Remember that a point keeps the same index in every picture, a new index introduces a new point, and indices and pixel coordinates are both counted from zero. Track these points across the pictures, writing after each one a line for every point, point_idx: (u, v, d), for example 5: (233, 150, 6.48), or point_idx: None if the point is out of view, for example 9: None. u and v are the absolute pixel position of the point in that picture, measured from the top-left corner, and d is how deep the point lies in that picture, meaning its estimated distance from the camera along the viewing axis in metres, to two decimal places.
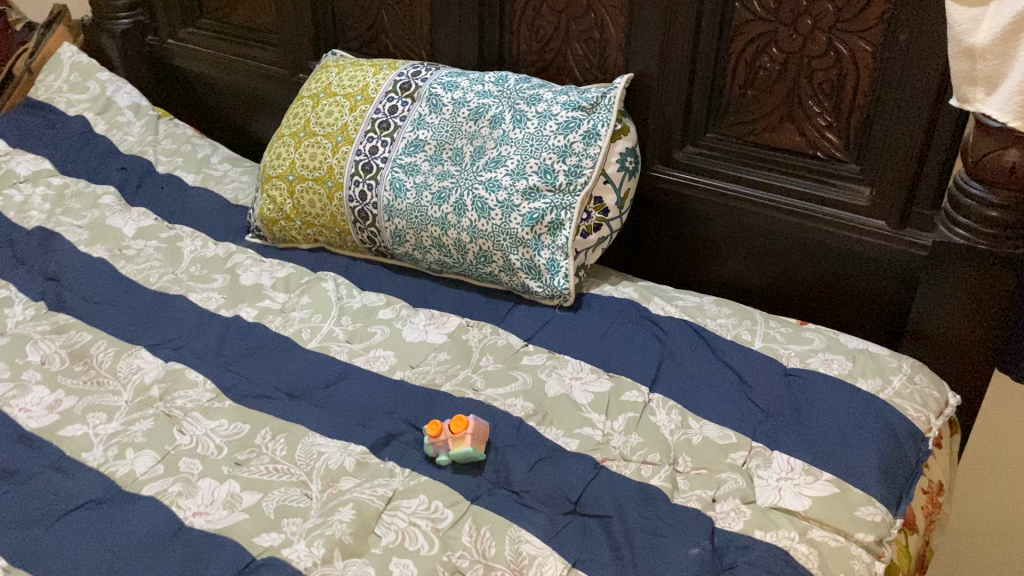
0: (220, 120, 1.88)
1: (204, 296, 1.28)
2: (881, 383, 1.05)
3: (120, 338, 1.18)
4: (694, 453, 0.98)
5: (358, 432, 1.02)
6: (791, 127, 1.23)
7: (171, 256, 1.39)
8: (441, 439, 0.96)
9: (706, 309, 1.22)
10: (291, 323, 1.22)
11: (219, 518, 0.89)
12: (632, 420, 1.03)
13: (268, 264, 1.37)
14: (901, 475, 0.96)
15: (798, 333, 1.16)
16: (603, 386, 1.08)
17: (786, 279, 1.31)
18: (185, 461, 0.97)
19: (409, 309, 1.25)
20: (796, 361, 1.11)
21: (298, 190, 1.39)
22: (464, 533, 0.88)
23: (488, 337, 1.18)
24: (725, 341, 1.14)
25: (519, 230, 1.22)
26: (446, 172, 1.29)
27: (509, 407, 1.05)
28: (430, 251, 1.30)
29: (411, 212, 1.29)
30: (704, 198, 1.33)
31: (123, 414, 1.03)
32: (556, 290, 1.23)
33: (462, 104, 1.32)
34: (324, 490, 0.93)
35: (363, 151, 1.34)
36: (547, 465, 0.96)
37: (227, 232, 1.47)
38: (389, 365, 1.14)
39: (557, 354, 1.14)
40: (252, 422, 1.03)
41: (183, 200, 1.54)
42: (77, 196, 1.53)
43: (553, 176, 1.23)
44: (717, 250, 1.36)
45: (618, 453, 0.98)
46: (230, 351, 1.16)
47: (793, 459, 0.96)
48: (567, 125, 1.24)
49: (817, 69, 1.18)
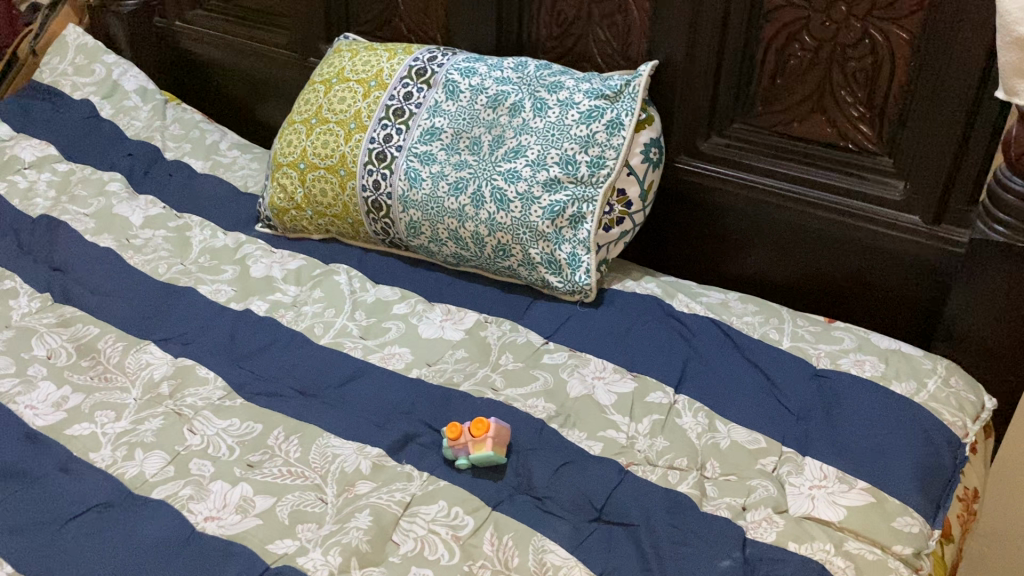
0: (227, 104, 1.84)
1: (214, 289, 1.25)
2: (915, 386, 1.02)
3: (128, 331, 1.14)
4: (722, 458, 0.94)
5: (373, 433, 0.98)
6: (822, 118, 1.19)
7: (179, 247, 1.35)
8: (460, 442, 0.93)
9: (732, 306, 1.18)
10: (304, 317, 1.19)
11: (232, 523, 0.86)
12: (657, 422, 0.99)
13: (279, 255, 1.34)
14: (937, 483, 0.93)
15: (828, 332, 1.13)
16: (626, 387, 1.05)
17: (813, 275, 1.28)
18: (197, 462, 0.93)
19: (424, 304, 1.22)
20: (826, 362, 1.07)
21: (310, 178, 1.35)
22: (485, 541, 0.85)
23: (506, 334, 1.15)
24: (753, 341, 1.11)
25: (540, 223, 1.19)
26: (464, 162, 1.25)
27: (530, 408, 1.01)
28: (446, 243, 1.26)
29: (427, 203, 1.25)
30: (729, 191, 1.29)
31: (132, 412, 1.00)
32: (577, 285, 1.19)
33: (480, 91, 1.27)
34: (340, 494, 0.90)
35: (377, 139, 1.30)
36: (570, 470, 0.92)
37: (237, 221, 1.43)
38: (405, 363, 1.11)
39: (578, 353, 1.11)
40: (265, 422, 1.00)
41: (192, 188, 1.51)
42: (83, 183, 1.49)
43: (574, 167, 1.19)
44: (738, 245, 1.33)
45: (643, 457, 0.95)
46: (240, 347, 1.12)
47: (826, 466, 0.92)
48: (590, 115, 1.20)
49: (850, 58, 1.14)
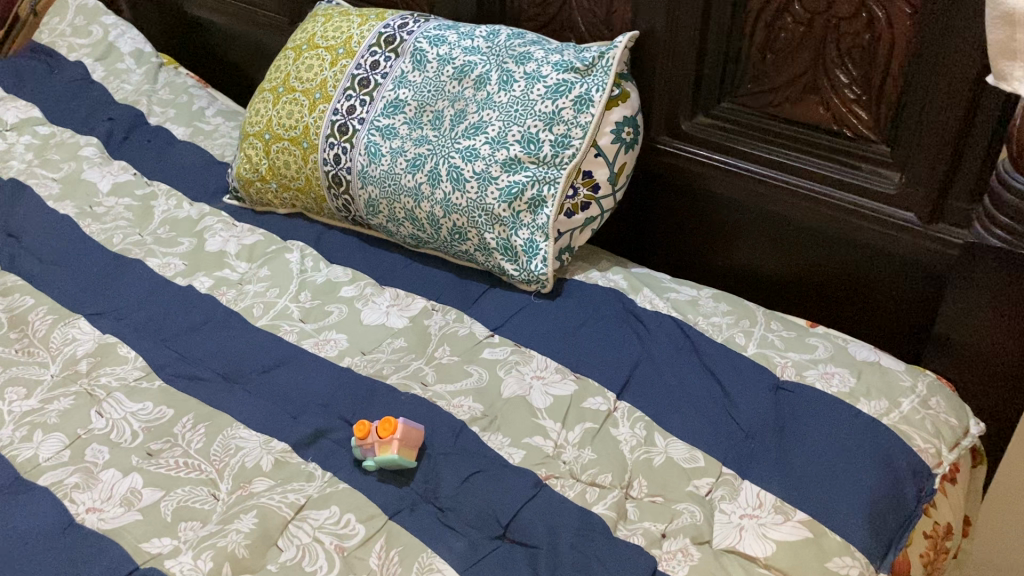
0: (226, 69, 1.80)
1: (163, 262, 1.20)
2: (886, 406, 0.91)
3: (63, 304, 1.11)
4: (652, 476, 0.85)
5: (284, 425, 0.92)
6: (814, 99, 1.06)
7: (140, 216, 1.31)
8: (367, 442, 0.86)
9: (702, 305, 1.07)
10: (245, 296, 1.13)
11: (113, 517, 0.82)
12: (589, 431, 0.90)
13: (239, 229, 1.28)
14: (893, 519, 0.82)
15: (801, 338, 1.01)
16: (566, 389, 0.96)
17: (807, 271, 1.16)
18: (94, 448, 0.89)
19: (374, 288, 1.15)
20: (791, 374, 0.96)
21: (274, 150, 1.29)
22: (372, 554, 0.78)
23: (450, 325, 1.07)
24: (714, 344, 1.00)
25: (496, 206, 1.10)
26: (424, 137, 1.17)
27: (454, 408, 0.94)
28: (403, 223, 1.19)
29: (385, 180, 1.17)
30: (718, 177, 1.18)
31: (43, 390, 0.96)
32: (533, 275, 1.10)
33: (447, 61, 1.18)
34: (233, 491, 0.85)
35: (340, 111, 1.22)
36: (480, 480, 0.85)
37: (205, 191, 1.38)
38: (338, 351, 1.04)
39: (522, 349, 1.02)
40: (177, 407, 0.95)
41: (168, 154, 1.46)
42: (59, 147, 1.47)
43: (537, 146, 1.09)
44: (731, 239, 1.22)
45: (567, 470, 0.87)
46: (172, 326, 1.07)
47: (764, 493, 0.82)
48: (557, 89, 1.09)
49: (845, 33, 1.00)
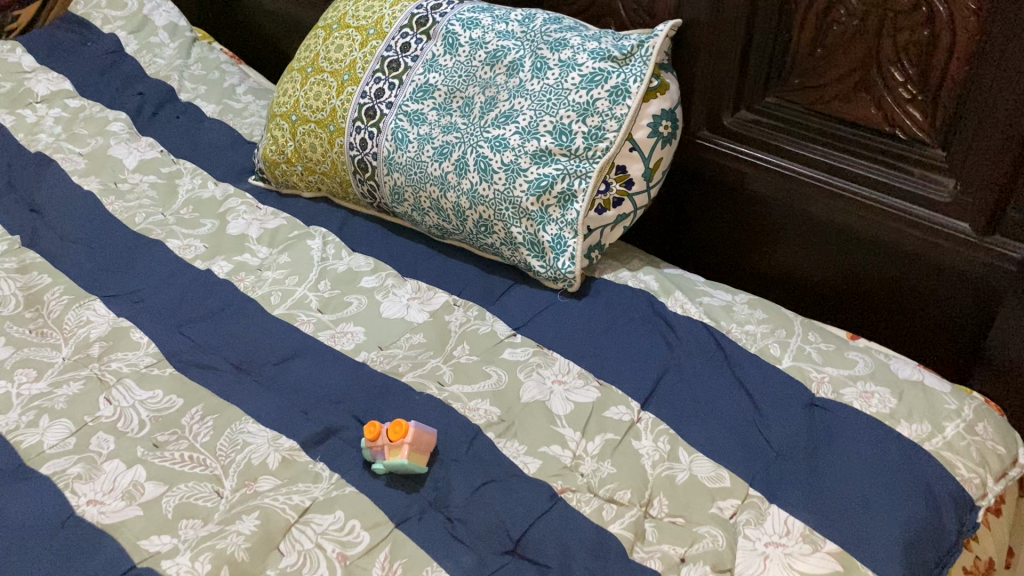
0: (262, 45, 1.77)
1: (184, 243, 1.18)
2: (929, 430, 0.85)
3: (80, 284, 1.09)
4: (674, 495, 0.81)
5: (294, 421, 0.89)
6: (866, 97, 1.00)
7: (164, 195, 1.29)
8: (377, 444, 0.82)
9: (736, 311, 1.02)
10: (263, 283, 1.10)
11: (113, 511, 0.79)
12: (609, 443, 0.86)
13: (262, 212, 1.26)
14: (930, 554, 0.76)
15: (840, 352, 0.96)
16: (588, 396, 0.91)
17: (851, 276, 1.11)
18: (99, 437, 0.87)
19: (395, 279, 1.11)
20: (828, 391, 0.90)
21: (300, 132, 1.25)
22: (375, 564, 0.74)
23: (470, 322, 1.03)
24: (747, 355, 0.95)
25: (524, 199, 1.05)
26: (453, 124, 1.12)
27: (470, 411, 0.90)
28: (428, 213, 1.15)
29: (411, 167, 1.13)
30: (761, 176, 1.12)
31: (53, 373, 0.95)
32: (560, 273, 1.06)
33: (479, 46, 1.13)
34: (237, 489, 0.82)
35: (369, 94, 1.19)
36: (491, 491, 0.81)
37: (231, 171, 1.35)
38: (355, 344, 1.00)
39: (545, 350, 0.98)
40: (187, 396, 0.92)
41: (195, 132, 1.44)
42: (87, 121, 1.46)
43: (569, 138, 1.04)
44: (773, 242, 1.17)
45: (584, 483, 0.82)
46: (187, 312, 1.05)
47: (792, 519, 0.77)
48: (592, 78, 1.04)
49: (902, 28, 0.92)
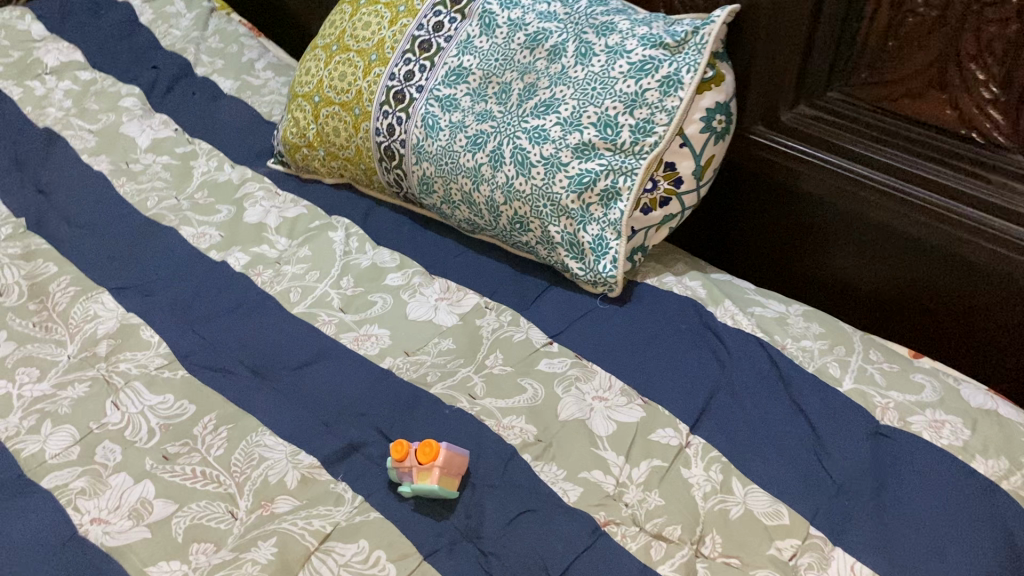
0: (284, 18, 1.68)
1: (198, 232, 1.11)
2: (1006, 467, 0.78)
3: (87, 274, 1.03)
4: (728, 532, 0.74)
5: (315, 435, 0.83)
6: (941, 96, 0.92)
7: (179, 178, 1.22)
8: (405, 466, 0.76)
9: (791, 325, 0.95)
10: (282, 278, 1.03)
11: (119, 531, 0.73)
12: (656, 471, 0.79)
13: (281, 199, 1.18)
14: None
15: (904, 374, 0.88)
16: (631, 416, 0.84)
17: (912, 286, 1.03)
18: (105, 447, 0.81)
19: (422, 277, 1.04)
20: (893, 418, 0.83)
21: (323, 114, 1.18)
22: None
23: (503, 328, 0.96)
24: (803, 375, 0.88)
25: (563, 196, 0.98)
26: (488, 112, 1.04)
27: (504, 430, 0.83)
28: (459, 206, 1.08)
29: (442, 157, 1.06)
30: (817, 177, 1.04)
31: (57, 373, 0.88)
32: (600, 276, 0.98)
33: (518, 27, 1.04)
34: (252, 510, 0.75)
35: (397, 76, 1.10)
36: (529, 522, 0.74)
37: (249, 154, 1.28)
38: (379, 349, 0.93)
39: (584, 362, 0.91)
40: (199, 403, 0.86)
41: (212, 110, 1.36)
42: (99, 96, 1.38)
43: (614, 131, 0.96)
44: (826, 247, 1.10)
45: (629, 515, 0.76)
46: (201, 308, 0.98)
47: (859, 566, 0.71)
48: (642, 67, 0.95)
49: (989, 20, 0.83)
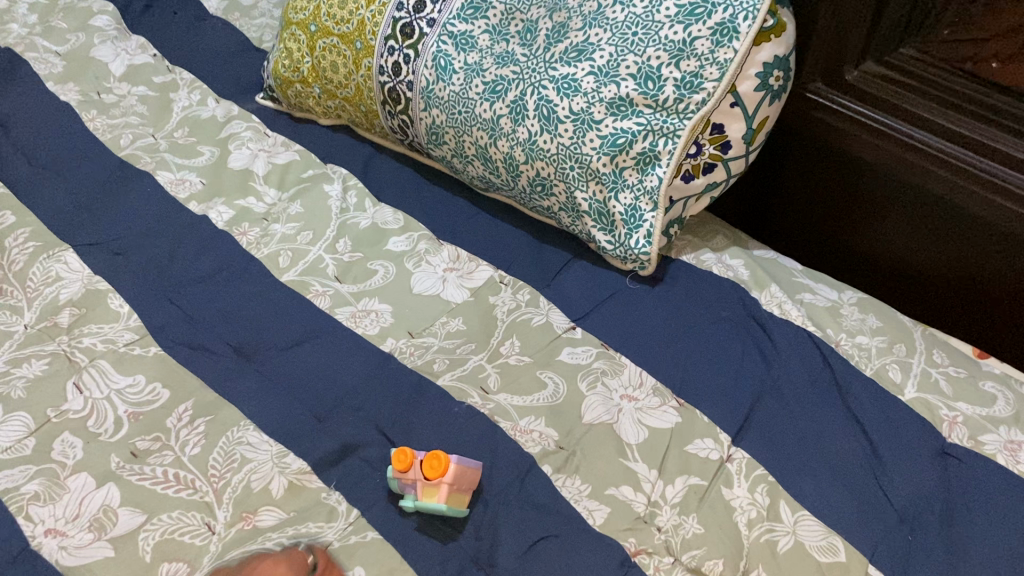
0: None
1: (177, 178, 0.98)
2: None
3: (50, 226, 0.91)
4: (776, 569, 0.65)
5: (304, 433, 0.72)
6: None
7: (156, 113, 1.09)
8: (408, 478, 0.66)
9: (845, 317, 0.84)
10: (271, 238, 0.92)
11: (77, 547, 0.63)
12: (694, 491, 0.69)
13: (271, 142, 1.06)
14: None
15: (973, 381, 0.78)
16: (665, 421, 0.74)
17: (973, 267, 0.92)
18: (64, 441, 0.71)
19: (429, 243, 0.92)
20: (961, 436, 0.73)
21: (319, 46, 1.03)
22: None
23: (521, 309, 0.85)
24: (860, 381, 0.77)
25: (594, 158, 0.85)
26: (509, 55, 0.89)
27: (521, 435, 0.73)
28: (472, 161, 0.95)
29: (454, 104, 0.92)
30: (876, 143, 0.91)
31: (10, 348, 0.78)
32: (631, 251, 0.87)
33: None
34: (233, 524, 0.65)
35: (405, 6, 0.95)
36: (549, 551, 0.65)
37: (235, 86, 1.14)
38: (380, 328, 0.82)
39: (611, 353, 0.80)
40: (174, 388, 0.75)
41: (194, 33, 1.22)
42: (67, 13, 1.24)
43: (657, 85, 0.82)
44: (880, 220, 0.98)
45: (662, 543, 0.66)
46: (178, 273, 0.87)
47: None
48: (692, 11, 0.80)
49: None
